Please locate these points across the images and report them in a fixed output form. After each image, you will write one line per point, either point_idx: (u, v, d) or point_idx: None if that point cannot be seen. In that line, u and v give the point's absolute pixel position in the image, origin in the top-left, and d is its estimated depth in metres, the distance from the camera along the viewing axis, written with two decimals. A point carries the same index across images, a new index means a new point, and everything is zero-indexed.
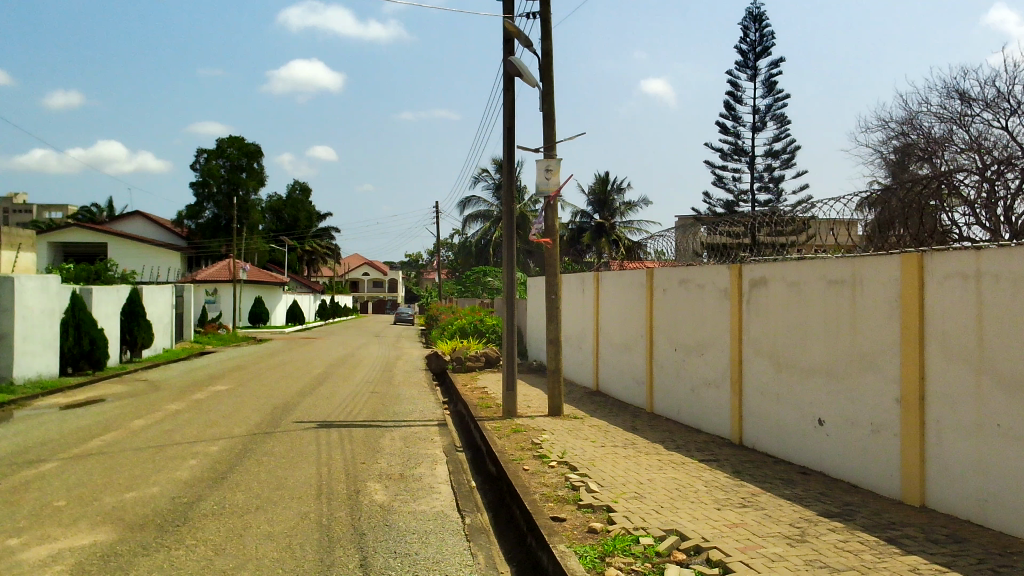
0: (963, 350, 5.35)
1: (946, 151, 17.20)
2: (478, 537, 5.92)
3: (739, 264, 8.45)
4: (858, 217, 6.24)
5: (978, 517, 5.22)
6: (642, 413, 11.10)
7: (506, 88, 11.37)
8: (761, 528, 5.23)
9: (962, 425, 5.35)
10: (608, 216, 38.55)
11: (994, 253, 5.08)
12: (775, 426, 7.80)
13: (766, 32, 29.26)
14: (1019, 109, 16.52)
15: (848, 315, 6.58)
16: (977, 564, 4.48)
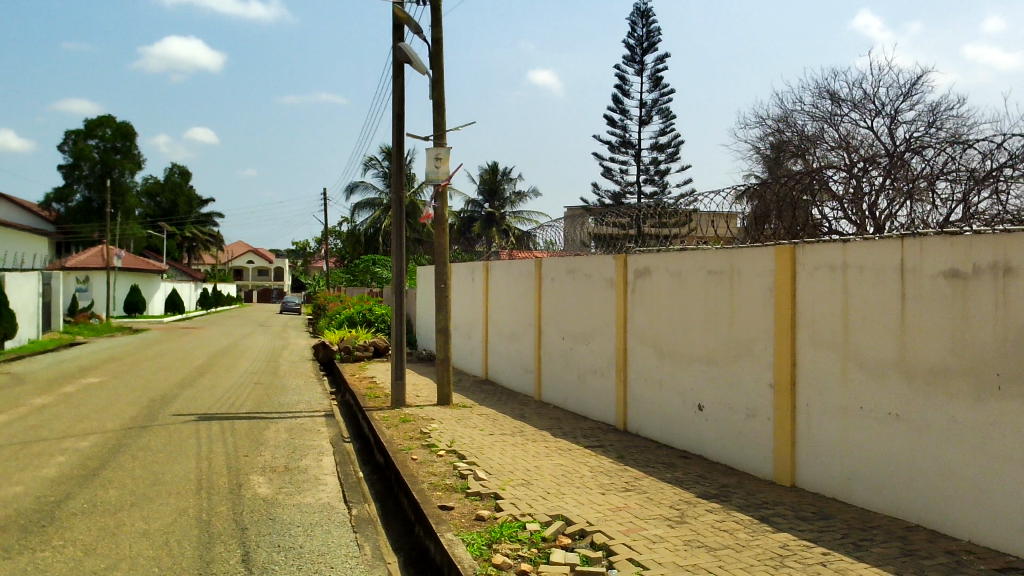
0: (829, 337, 5.66)
1: (818, 148, 18.04)
2: (365, 528, 5.86)
3: (625, 254, 8.67)
4: (737, 209, 6.49)
5: (842, 494, 5.55)
6: (531, 401, 11.22)
7: (396, 75, 11.24)
8: (643, 511, 5.39)
9: (829, 407, 5.66)
10: (498, 205, 38.70)
11: (858, 246, 5.39)
12: (657, 411, 8.05)
13: (653, 28, 29.94)
14: (883, 111, 17.50)
15: (726, 303, 6.84)
16: (841, 538, 4.75)
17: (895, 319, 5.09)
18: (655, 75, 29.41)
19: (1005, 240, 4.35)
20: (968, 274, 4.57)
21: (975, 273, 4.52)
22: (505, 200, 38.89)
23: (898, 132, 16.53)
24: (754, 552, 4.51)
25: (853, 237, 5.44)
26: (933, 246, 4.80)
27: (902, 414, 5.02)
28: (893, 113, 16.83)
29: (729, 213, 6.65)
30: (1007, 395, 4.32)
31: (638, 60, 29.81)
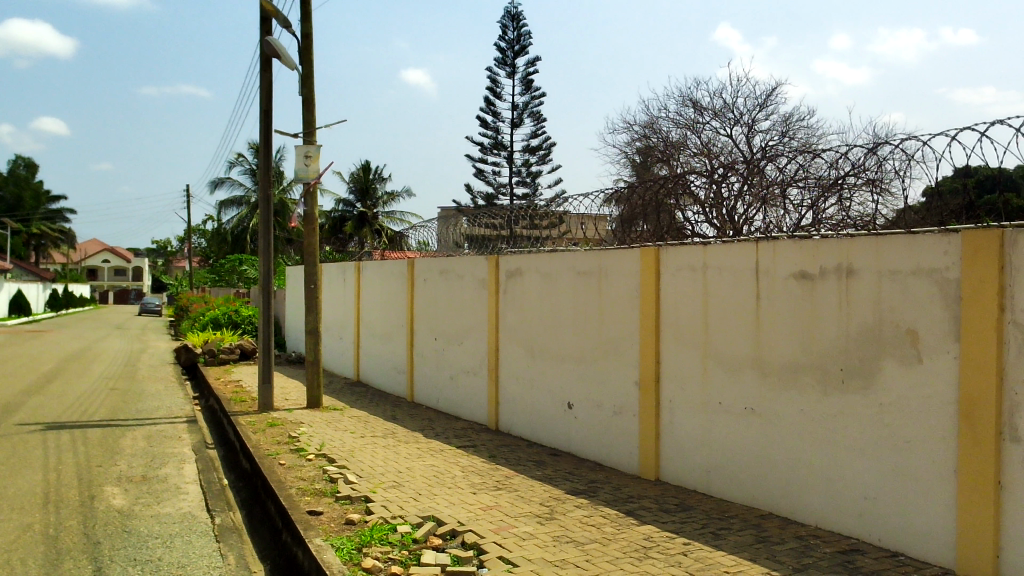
0: (690, 336, 5.90)
1: (681, 154, 18.77)
2: (229, 537, 5.66)
3: (497, 255, 8.73)
4: (607, 212, 6.66)
5: (703, 486, 5.79)
6: (403, 402, 11.13)
7: (263, 69, 10.91)
8: (513, 509, 5.45)
9: (690, 404, 5.90)
10: (370, 205, 38.20)
11: (717, 248, 5.64)
12: (528, 411, 8.15)
13: (524, 32, 30.31)
14: (741, 120, 18.39)
15: (595, 303, 7.01)
16: (701, 528, 4.96)
17: (750, 318, 5.36)
18: (527, 79, 29.80)
19: (848, 245, 4.64)
20: (815, 275, 4.86)
21: (821, 274, 4.82)
22: (377, 200, 38.45)
23: (755, 140, 17.40)
24: (620, 545, 4.65)
25: (713, 240, 5.69)
26: (785, 248, 5.07)
27: (757, 408, 5.29)
28: (750, 122, 17.70)
29: (598, 216, 6.80)
30: (850, 388, 4.63)
31: (511, 63, 30.10)
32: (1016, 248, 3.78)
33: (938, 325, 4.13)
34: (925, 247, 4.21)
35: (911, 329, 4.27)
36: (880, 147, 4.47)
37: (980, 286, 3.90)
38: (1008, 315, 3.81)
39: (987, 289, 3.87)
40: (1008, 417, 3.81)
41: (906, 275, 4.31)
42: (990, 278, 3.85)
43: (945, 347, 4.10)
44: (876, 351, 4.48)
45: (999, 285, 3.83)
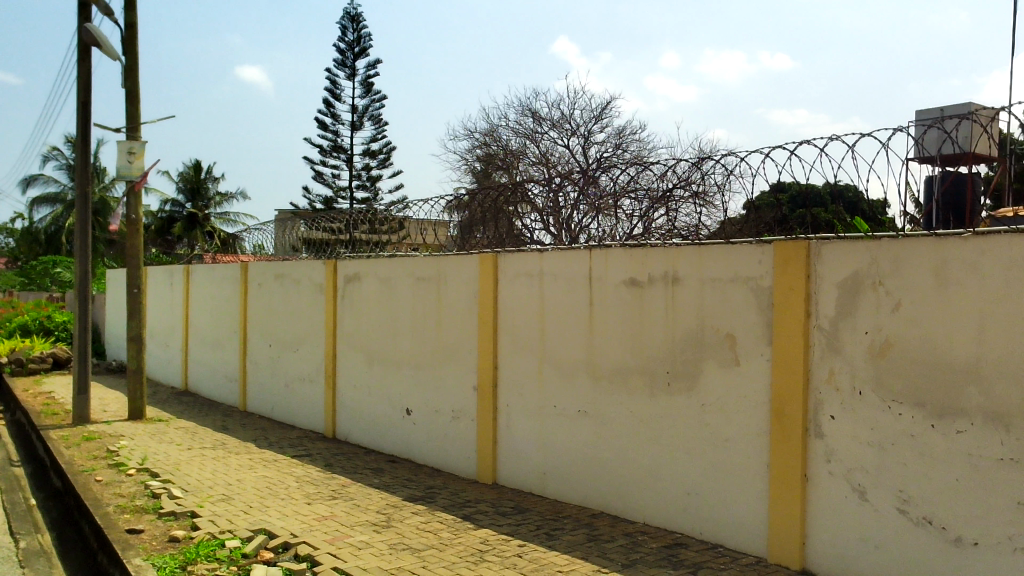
0: (527, 341, 6.01)
1: (521, 163, 19.11)
2: (36, 562, 5.23)
3: (334, 259, 8.56)
4: (448, 217, 6.68)
5: (538, 488, 5.91)
6: (234, 412, 10.69)
7: (81, 58, 10.20)
8: (349, 518, 5.36)
9: (526, 408, 6.01)
10: (202, 205, 36.50)
11: (552, 255, 5.78)
12: (366, 418, 8.03)
13: (365, 34, 29.94)
14: (578, 131, 18.95)
15: (434, 309, 7.01)
16: (535, 529, 5.06)
17: (583, 324, 5.53)
18: (367, 81, 29.43)
19: (675, 253, 4.87)
20: (644, 282, 5.08)
21: (650, 281, 5.05)
22: (209, 201, 36.78)
23: (590, 151, 17.99)
24: (456, 549, 4.67)
25: (548, 247, 5.83)
26: (617, 256, 5.27)
27: (590, 410, 5.46)
28: (586, 134, 18.28)
29: (440, 221, 6.82)
30: (676, 390, 4.86)
31: (351, 65, 29.63)
32: (821, 259, 4.10)
33: (753, 330, 4.42)
34: (742, 257, 4.49)
35: (729, 333, 4.55)
36: (705, 160, 4.70)
37: (789, 294, 4.21)
38: (814, 321, 4.13)
39: (796, 297, 4.18)
40: (814, 414, 4.12)
41: (726, 283, 4.58)
42: (798, 287, 4.16)
43: (759, 350, 4.39)
44: (698, 354, 4.73)
45: (806, 293, 4.14)
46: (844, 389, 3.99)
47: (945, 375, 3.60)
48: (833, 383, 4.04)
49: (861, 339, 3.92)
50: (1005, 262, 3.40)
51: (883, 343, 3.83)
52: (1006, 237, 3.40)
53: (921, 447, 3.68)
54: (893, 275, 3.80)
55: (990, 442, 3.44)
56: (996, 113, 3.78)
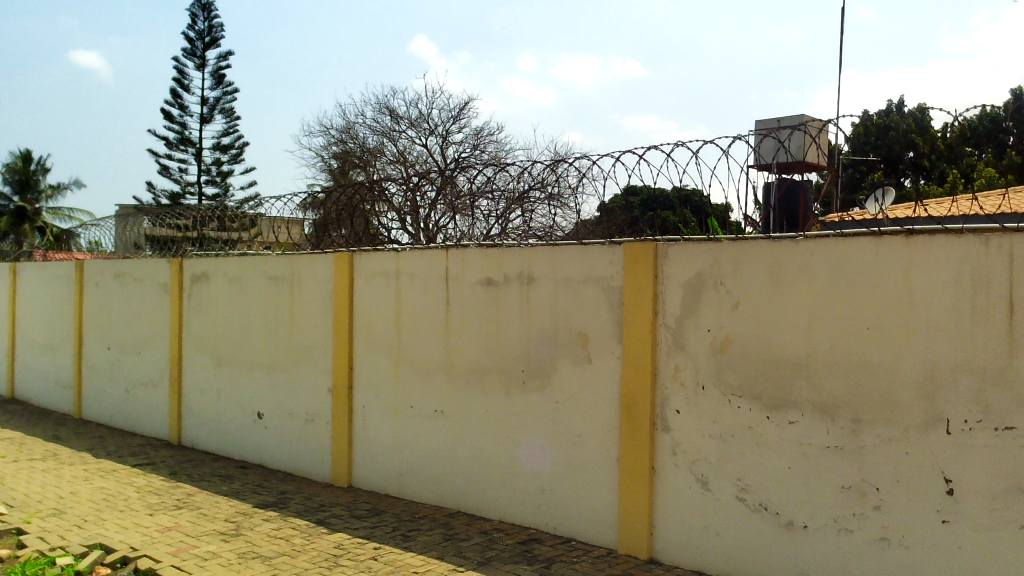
0: (383, 341, 5.94)
1: (378, 161, 18.85)
2: None
3: (181, 258, 8.17)
4: (303, 215, 6.51)
5: (395, 489, 5.86)
6: (67, 420, 10.02)
7: None
8: (195, 528, 5.13)
9: (383, 409, 5.94)
10: (32, 199, 33.94)
11: (409, 254, 5.75)
12: (215, 424, 7.71)
13: (215, 23, 28.72)
14: (436, 130, 18.90)
15: (286, 309, 6.82)
16: (392, 531, 5.01)
17: (440, 323, 5.53)
18: (218, 72, 28.24)
19: (530, 253, 4.95)
20: (499, 282, 5.14)
21: (505, 281, 5.10)
22: (39, 194, 34.17)
23: (448, 151, 17.97)
24: (309, 556, 4.56)
25: (405, 247, 5.79)
26: (473, 256, 5.30)
27: (446, 410, 5.46)
28: (444, 133, 18.24)
29: (294, 219, 6.64)
30: (531, 388, 4.94)
31: (200, 54, 28.36)
32: (667, 259, 4.28)
33: (604, 328, 4.56)
34: (594, 257, 4.62)
35: (582, 332, 4.67)
36: (561, 163, 4.79)
37: (638, 293, 4.36)
38: (660, 319, 4.30)
39: (643, 296, 4.33)
40: (660, 409, 4.29)
41: (578, 282, 4.70)
42: (646, 286, 4.32)
43: (610, 349, 4.53)
44: (552, 353, 4.82)
45: (653, 293, 4.31)
46: (688, 384, 4.17)
47: (777, 369, 3.83)
48: (678, 379, 4.22)
49: (703, 336, 4.12)
50: (831, 264, 3.66)
51: (723, 339, 4.04)
52: (832, 241, 3.65)
53: (757, 437, 3.90)
54: (732, 276, 4.01)
55: (818, 432, 3.69)
56: (824, 126, 3.98)
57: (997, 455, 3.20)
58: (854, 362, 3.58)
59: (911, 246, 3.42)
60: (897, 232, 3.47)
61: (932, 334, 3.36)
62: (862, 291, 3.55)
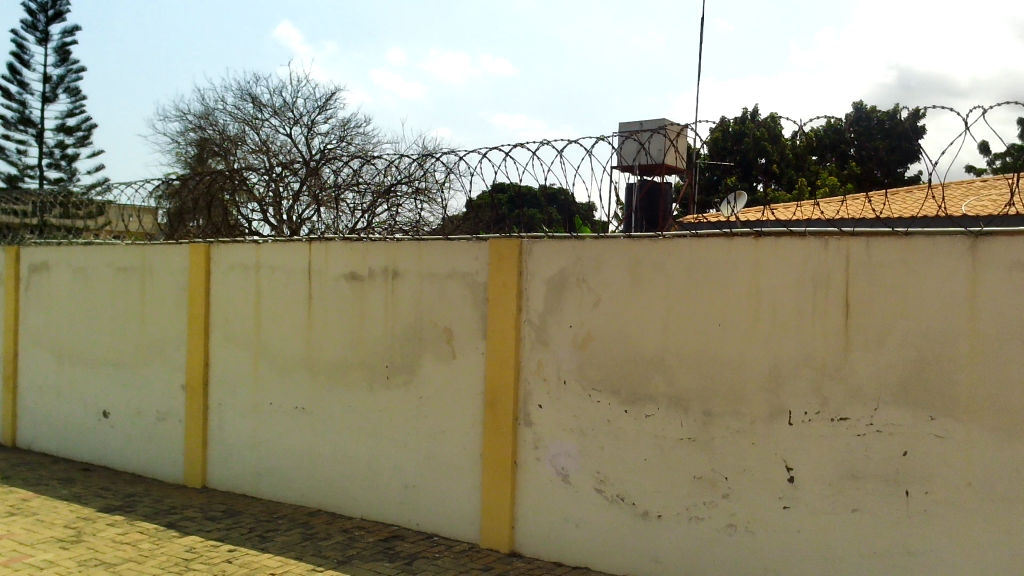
0: (241, 336, 5.73)
1: (239, 150, 18.19)
2: None
3: (19, 246, 7.61)
4: (156, 204, 6.19)
5: (252, 489, 5.68)
6: None
7: None
8: (30, 536, 4.79)
9: (240, 406, 5.73)
10: None
11: (270, 247, 5.57)
12: (55, 423, 7.23)
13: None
14: (301, 120, 18.41)
15: (136, 302, 6.47)
16: (248, 533, 4.85)
17: (301, 317, 5.39)
18: (63, 50, 26.45)
19: (395, 248, 4.90)
20: (364, 277, 5.06)
21: (370, 275, 5.03)
22: None
23: (313, 142, 17.55)
24: (158, 561, 4.34)
25: (266, 239, 5.60)
26: (337, 249, 5.20)
27: (307, 407, 5.33)
28: (309, 124, 17.80)
29: (146, 208, 6.30)
30: (394, 383, 4.89)
31: (43, 29, 26.47)
32: (531, 256, 4.33)
33: (469, 324, 4.57)
34: (459, 253, 4.62)
35: (447, 328, 4.66)
36: (429, 158, 4.75)
37: (503, 290, 4.39)
38: (524, 316, 4.35)
39: (508, 292, 4.37)
40: (523, 403, 4.34)
41: (444, 278, 4.69)
42: (511, 282, 4.36)
43: (474, 344, 4.54)
44: (417, 348, 4.79)
45: (518, 289, 4.35)
46: (550, 379, 4.24)
47: (636, 365, 3.96)
48: (541, 374, 4.28)
49: (565, 332, 4.20)
50: (686, 263, 3.80)
51: (584, 335, 4.13)
52: (688, 241, 3.80)
53: (616, 431, 4.01)
54: (594, 273, 4.11)
55: (672, 424, 3.84)
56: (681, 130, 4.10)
57: (832, 444, 3.42)
58: (706, 358, 3.74)
59: (759, 247, 3.60)
60: (747, 234, 3.65)
61: (777, 330, 3.55)
62: (715, 290, 3.72)
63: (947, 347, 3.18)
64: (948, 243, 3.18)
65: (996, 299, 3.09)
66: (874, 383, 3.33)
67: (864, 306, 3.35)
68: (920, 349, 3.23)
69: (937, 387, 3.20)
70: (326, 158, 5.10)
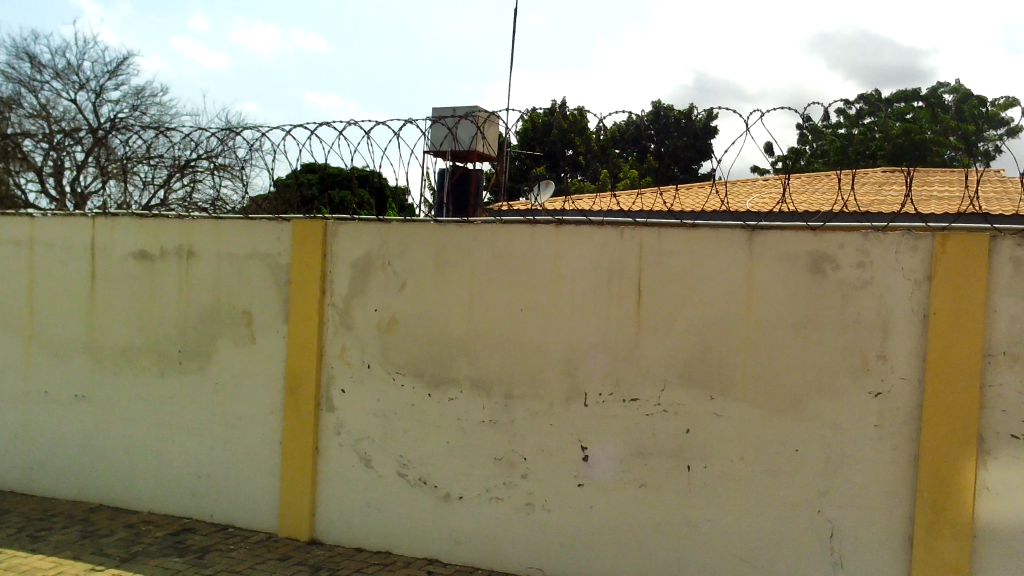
0: (11, 318, 5.21)
1: (13, 113, 16.50)
2: None
3: None
4: None
5: (22, 485, 5.19)
6: None
7: None
8: None
9: (8, 394, 5.22)
10: None
11: (45, 220, 5.10)
12: None
13: None
14: (87, 85, 16.96)
15: None
16: (16, 533, 4.44)
17: (82, 299, 4.98)
18: None
19: (190, 227, 4.63)
20: (154, 256, 4.75)
21: (161, 254, 4.73)
22: None
23: (101, 109, 16.23)
24: None
25: (42, 212, 5.12)
26: (125, 225, 4.84)
27: (88, 395, 4.94)
28: (96, 90, 16.44)
29: None
30: (187, 369, 4.64)
31: None
32: (336, 238, 4.23)
33: (269, 307, 4.40)
34: (260, 233, 4.43)
35: (245, 311, 4.47)
36: (232, 134, 4.51)
37: (307, 272, 4.26)
38: (328, 299, 4.24)
39: (311, 275, 4.25)
40: (325, 389, 4.24)
41: (243, 259, 4.49)
42: (315, 264, 4.24)
43: (275, 328, 4.38)
44: (212, 332, 4.56)
45: (322, 272, 4.24)
46: (354, 363, 4.17)
47: (440, 349, 3.97)
48: (344, 358, 4.20)
49: (370, 316, 4.14)
50: (491, 249, 3.86)
51: (389, 319, 4.10)
52: (493, 227, 3.86)
53: (419, 415, 4.02)
54: (399, 257, 4.08)
55: (474, 406, 3.89)
56: (491, 117, 4.11)
57: (623, 424, 3.60)
58: (509, 343, 3.82)
59: (560, 235, 3.71)
60: (549, 221, 3.75)
61: (576, 315, 3.69)
62: (518, 275, 3.80)
63: (725, 332, 3.44)
64: (730, 236, 3.43)
65: (768, 288, 3.37)
66: (661, 366, 3.54)
67: (654, 293, 3.55)
68: (702, 334, 3.47)
69: (716, 368, 3.45)
70: (116, 126, 4.72)
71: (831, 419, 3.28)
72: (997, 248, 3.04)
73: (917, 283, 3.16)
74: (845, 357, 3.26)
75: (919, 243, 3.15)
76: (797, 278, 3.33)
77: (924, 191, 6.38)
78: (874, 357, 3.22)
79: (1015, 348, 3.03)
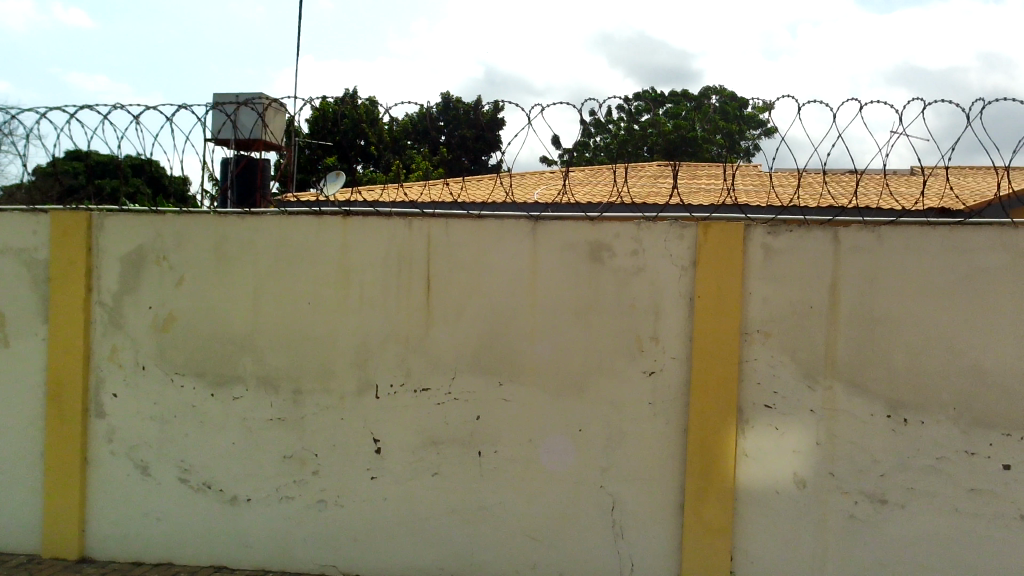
0: None
1: None
2: None
3: None
4: None
5: None
6: None
7: None
8: None
9: None
10: None
11: None
12: None
13: None
14: None
15: None
16: None
17: None
18: None
19: None
20: None
21: None
22: None
23: None
24: None
25: None
26: None
27: None
28: None
29: None
30: None
31: None
32: (103, 231, 3.91)
33: (24, 307, 3.99)
34: (11, 226, 4.00)
35: None
36: None
37: (67, 268, 3.90)
38: (94, 297, 3.92)
39: (74, 271, 3.90)
40: (93, 394, 3.92)
41: None
42: (78, 260, 3.89)
43: (32, 330, 3.98)
44: None
45: (87, 267, 3.90)
46: (126, 365, 3.89)
47: (222, 346, 3.79)
48: (114, 360, 3.90)
49: (143, 314, 3.88)
50: (276, 242, 3.73)
51: (166, 317, 3.85)
52: (276, 218, 3.72)
53: (201, 416, 3.82)
54: (175, 251, 3.84)
55: (262, 405, 3.75)
56: (274, 103, 3.96)
57: (415, 415, 3.62)
58: (297, 338, 3.71)
59: (348, 226, 3.66)
60: (336, 213, 3.68)
61: (364, 308, 3.65)
62: (305, 268, 3.70)
63: (512, 320, 3.54)
64: (515, 226, 3.52)
65: (551, 276, 3.51)
66: (450, 355, 3.58)
67: (442, 283, 3.59)
68: (490, 323, 3.55)
69: (503, 355, 3.54)
70: None
71: (611, 399, 3.47)
72: (751, 236, 3.35)
73: (684, 269, 3.41)
74: (621, 340, 3.46)
75: (685, 232, 3.40)
76: (578, 267, 3.49)
77: (691, 185, 6.90)
78: (648, 339, 3.44)
79: (766, 326, 3.35)
